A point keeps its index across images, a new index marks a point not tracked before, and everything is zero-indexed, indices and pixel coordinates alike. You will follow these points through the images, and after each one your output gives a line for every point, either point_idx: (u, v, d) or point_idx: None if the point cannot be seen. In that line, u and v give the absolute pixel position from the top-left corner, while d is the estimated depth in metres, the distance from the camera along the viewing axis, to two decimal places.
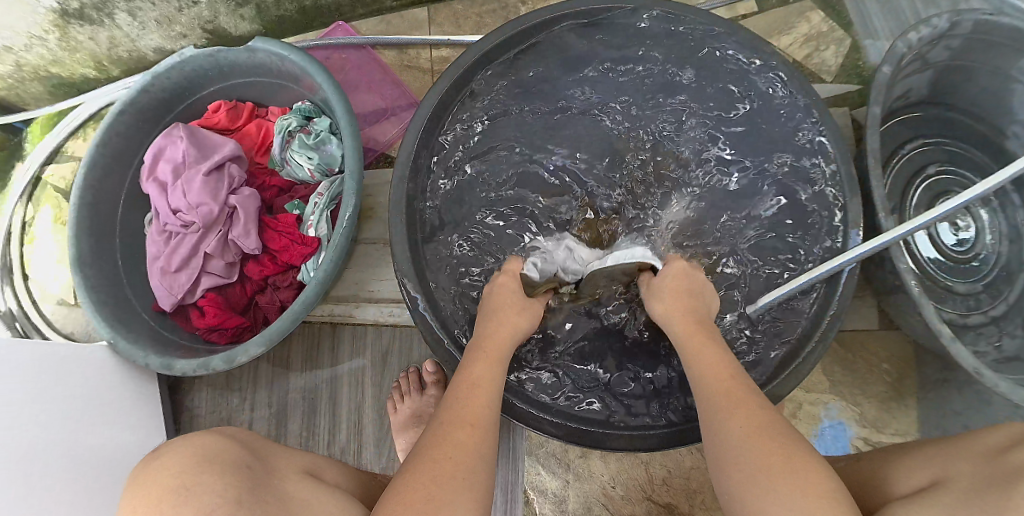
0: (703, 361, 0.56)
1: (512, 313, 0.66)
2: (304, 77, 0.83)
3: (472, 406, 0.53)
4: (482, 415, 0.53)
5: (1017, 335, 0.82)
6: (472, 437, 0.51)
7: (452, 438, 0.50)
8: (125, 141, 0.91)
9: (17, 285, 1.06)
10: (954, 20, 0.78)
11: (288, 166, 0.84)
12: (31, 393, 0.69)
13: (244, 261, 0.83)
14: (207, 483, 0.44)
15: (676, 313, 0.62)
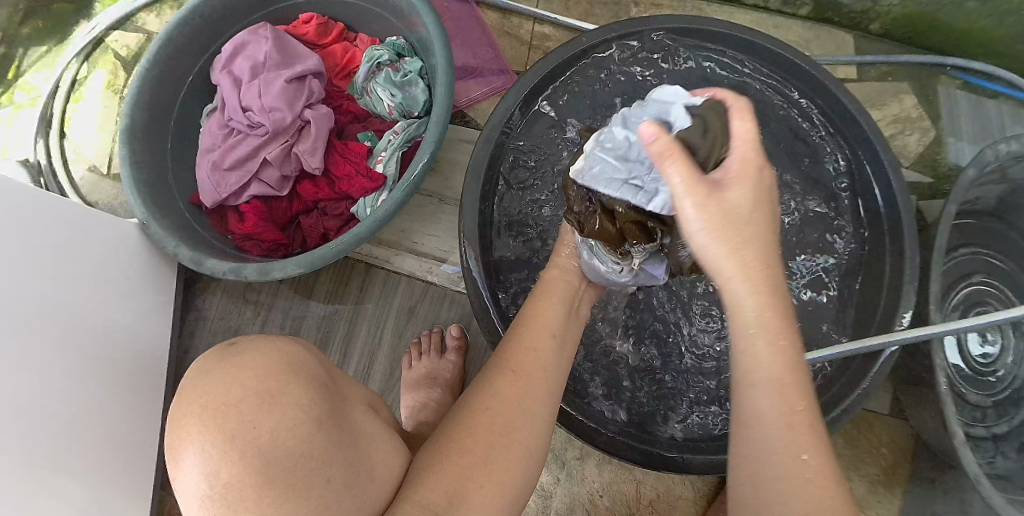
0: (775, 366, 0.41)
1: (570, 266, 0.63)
2: (409, 13, 0.81)
3: (520, 356, 0.51)
4: (531, 364, 0.51)
5: (1011, 457, 0.86)
6: (512, 386, 0.49)
7: (491, 389, 0.49)
8: (207, 26, 0.88)
9: (51, 140, 1.04)
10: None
11: (368, 97, 0.83)
12: (43, 244, 0.67)
13: (299, 179, 0.81)
14: (291, 395, 0.41)
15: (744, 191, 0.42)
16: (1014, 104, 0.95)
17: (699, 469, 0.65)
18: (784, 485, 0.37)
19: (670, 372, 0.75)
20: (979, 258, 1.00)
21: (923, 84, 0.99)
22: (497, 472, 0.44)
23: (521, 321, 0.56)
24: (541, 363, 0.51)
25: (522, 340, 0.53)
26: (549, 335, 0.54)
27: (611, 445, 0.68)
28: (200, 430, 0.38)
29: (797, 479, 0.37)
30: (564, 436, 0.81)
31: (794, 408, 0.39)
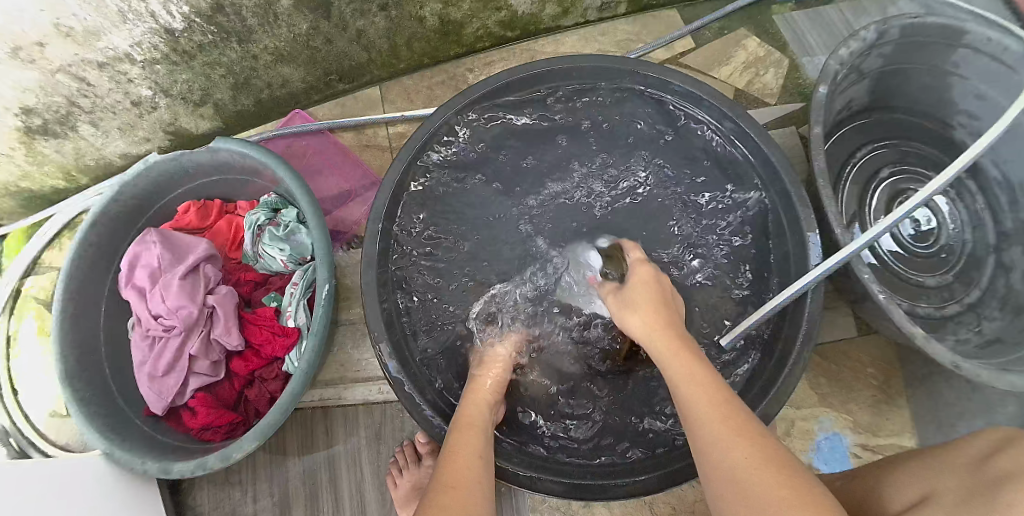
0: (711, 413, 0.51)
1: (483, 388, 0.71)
2: (267, 170, 0.86)
3: (452, 474, 0.56)
4: (463, 478, 0.55)
5: (995, 318, 0.83)
6: (457, 500, 0.52)
7: (439, 508, 0.50)
8: (100, 251, 0.92)
9: (4, 400, 1.05)
10: (883, 29, 0.79)
11: (262, 259, 0.86)
12: (32, 512, 0.68)
13: (229, 358, 0.85)
14: None
15: (639, 321, 0.64)
16: (847, 7, 0.99)
17: (682, 478, 0.68)
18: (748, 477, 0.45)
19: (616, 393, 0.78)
20: (888, 149, 0.95)
21: (760, 23, 1.00)
22: None
23: (450, 448, 0.60)
24: (478, 478, 0.56)
25: (456, 462, 0.57)
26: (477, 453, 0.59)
27: (598, 487, 0.69)
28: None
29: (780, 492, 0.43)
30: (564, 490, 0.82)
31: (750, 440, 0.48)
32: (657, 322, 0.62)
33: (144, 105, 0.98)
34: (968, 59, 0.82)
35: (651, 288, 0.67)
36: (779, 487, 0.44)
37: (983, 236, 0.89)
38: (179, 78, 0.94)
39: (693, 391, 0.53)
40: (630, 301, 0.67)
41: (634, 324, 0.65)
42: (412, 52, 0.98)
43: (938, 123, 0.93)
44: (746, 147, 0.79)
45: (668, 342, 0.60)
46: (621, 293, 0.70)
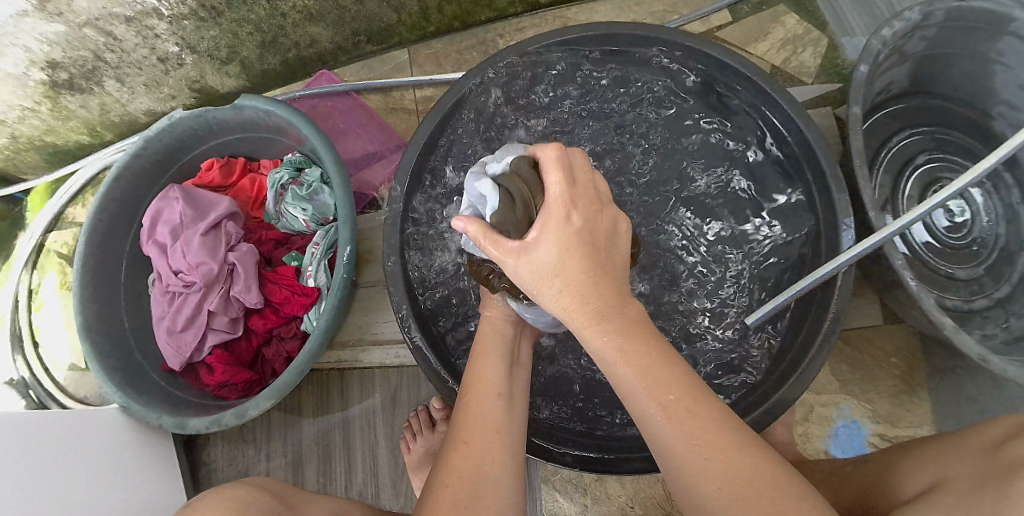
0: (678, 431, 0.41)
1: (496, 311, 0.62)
2: (292, 129, 0.85)
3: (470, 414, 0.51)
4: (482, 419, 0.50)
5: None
6: (468, 461, 0.47)
7: (450, 477, 0.45)
8: (124, 205, 0.92)
9: (26, 352, 1.06)
10: (928, 10, 0.74)
11: (284, 219, 0.86)
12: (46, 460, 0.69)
13: (247, 315, 0.85)
14: None
15: (558, 295, 0.45)
16: None
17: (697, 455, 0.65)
18: (717, 498, 0.38)
19: None
20: (925, 135, 0.90)
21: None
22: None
23: (465, 383, 0.54)
24: (493, 423, 0.50)
25: (471, 407, 0.51)
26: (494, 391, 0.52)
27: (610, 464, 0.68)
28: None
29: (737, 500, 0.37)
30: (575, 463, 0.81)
31: (728, 460, 0.39)
32: (607, 307, 0.45)
33: (170, 61, 0.97)
34: (1015, 48, 0.76)
35: (575, 256, 0.44)
36: (727, 490, 0.38)
37: (1018, 232, 0.82)
38: (205, 36, 0.93)
39: (632, 363, 0.44)
40: (515, 258, 0.47)
41: (547, 300, 0.46)
42: (442, 14, 0.96)
43: (977, 113, 0.86)
44: (775, 120, 0.77)
45: (621, 328, 0.45)
46: (526, 260, 0.46)
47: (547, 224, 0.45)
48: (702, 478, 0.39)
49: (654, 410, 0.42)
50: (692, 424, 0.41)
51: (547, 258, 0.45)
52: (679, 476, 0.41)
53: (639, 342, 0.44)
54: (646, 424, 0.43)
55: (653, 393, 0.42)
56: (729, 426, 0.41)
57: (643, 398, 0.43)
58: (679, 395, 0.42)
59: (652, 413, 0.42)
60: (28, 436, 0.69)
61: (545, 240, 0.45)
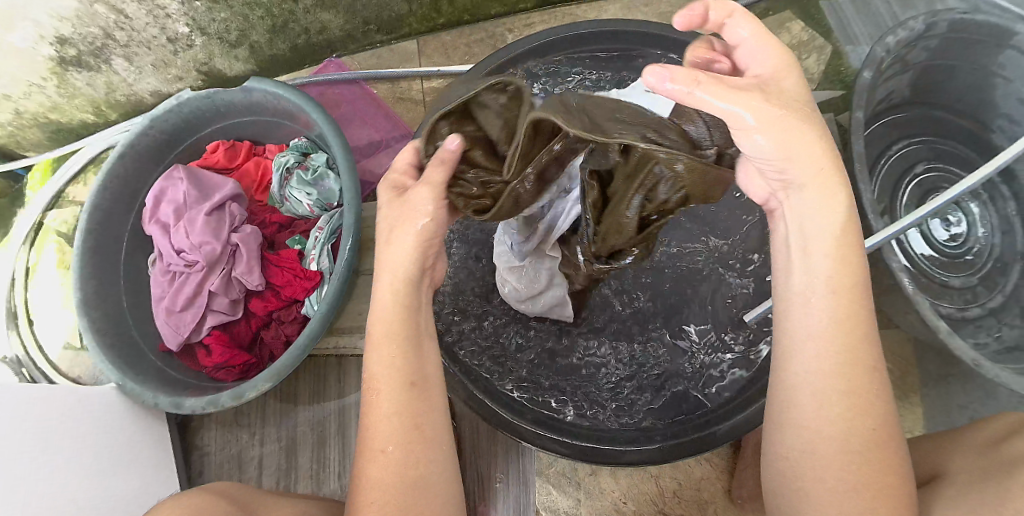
0: (837, 364, 0.44)
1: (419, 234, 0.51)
2: (300, 114, 0.86)
3: (389, 369, 0.49)
4: (399, 379, 0.49)
5: (1016, 325, 0.78)
6: (383, 471, 0.48)
7: (374, 491, 0.48)
8: (126, 184, 0.91)
9: (21, 328, 1.06)
10: (931, 20, 0.76)
11: (288, 202, 0.87)
12: (41, 435, 0.69)
13: (248, 298, 0.85)
14: None
15: (821, 165, 0.45)
16: None
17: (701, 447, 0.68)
18: (848, 433, 0.44)
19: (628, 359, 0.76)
20: (922, 146, 0.91)
21: (807, 7, 0.98)
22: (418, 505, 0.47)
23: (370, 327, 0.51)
24: (416, 416, 0.49)
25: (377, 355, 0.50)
26: (404, 381, 0.49)
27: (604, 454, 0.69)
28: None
29: (850, 449, 0.43)
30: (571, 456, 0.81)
31: (874, 433, 0.44)
32: (847, 227, 0.46)
33: (179, 42, 0.98)
34: (1016, 62, 0.78)
35: (794, 88, 0.47)
36: (845, 452, 0.43)
37: (1013, 242, 0.84)
38: (216, 18, 0.94)
39: (834, 318, 0.45)
40: (767, 95, 0.45)
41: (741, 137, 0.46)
42: (453, 7, 0.97)
43: (977, 126, 0.88)
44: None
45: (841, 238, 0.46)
46: (767, 87, 0.46)
47: (755, 50, 0.48)
48: (836, 414, 0.44)
49: (827, 329, 0.45)
50: (861, 378, 0.44)
51: (776, 72, 0.47)
52: (809, 396, 0.45)
53: (847, 272, 0.45)
54: (811, 336, 0.45)
55: (835, 361, 0.44)
56: (889, 440, 0.44)
57: (817, 356, 0.45)
58: (859, 344, 0.45)
59: (820, 329, 0.45)
60: (26, 414, 0.68)
61: (771, 61, 0.47)
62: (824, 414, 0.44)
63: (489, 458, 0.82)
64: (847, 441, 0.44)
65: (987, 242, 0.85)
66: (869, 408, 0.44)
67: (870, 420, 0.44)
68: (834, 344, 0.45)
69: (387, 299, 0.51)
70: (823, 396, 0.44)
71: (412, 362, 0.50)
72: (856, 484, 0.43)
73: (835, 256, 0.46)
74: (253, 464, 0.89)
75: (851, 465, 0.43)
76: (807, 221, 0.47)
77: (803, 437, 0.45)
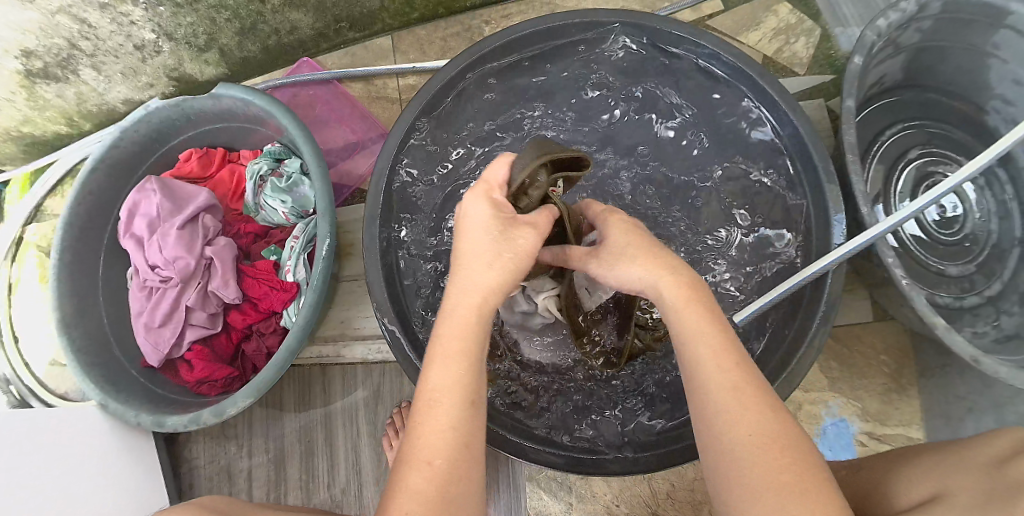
0: (724, 378, 0.42)
1: (495, 261, 0.48)
2: (271, 119, 0.83)
3: (453, 378, 0.44)
4: (463, 388, 0.44)
5: (1015, 312, 0.76)
6: (432, 483, 0.41)
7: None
8: (100, 198, 0.89)
9: (7, 345, 1.05)
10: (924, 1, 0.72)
11: (263, 211, 0.84)
12: (26, 456, 0.68)
13: (226, 310, 0.83)
14: None
15: (663, 274, 0.48)
16: None
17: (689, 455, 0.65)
18: (750, 441, 0.40)
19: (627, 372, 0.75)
20: (917, 130, 0.88)
21: None
22: None
23: (441, 332, 0.46)
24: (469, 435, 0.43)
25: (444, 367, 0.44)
26: (467, 398, 0.43)
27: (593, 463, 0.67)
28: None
29: (775, 456, 0.39)
30: None
31: (778, 441, 0.39)
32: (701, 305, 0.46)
33: (147, 49, 0.95)
34: (1011, 42, 0.74)
35: (696, 300, 0.46)
36: (775, 461, 0.39)
37: (1009, 228, 0.81)
38: (183, 22, 0.90)
39: (694, 336, 0.45)
40: (629, 249, 0.50)
41: (631, 272, 0.49)
42: (425, 1, 0.94)
43: (971, 108, 0.85)
44: (767, 112, 0.74)
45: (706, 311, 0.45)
46: (604, 245, 0.53)
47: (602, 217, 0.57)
48: (747, 427, 0.40)
49: (696, 344, 0.44)
50: (742, 385, 0.42)
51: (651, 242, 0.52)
52: (720, 421, 0.42)
53: (696, 304, 0.46)
54: (692, 361, 0.44)
55: (717, 375, 0.43)
56: (789, 439, 0.40)
57: (703, 378, 0.43)
58: (735, 357, 0.44)
59: (691, 346, 0.45)
60: (11, 438, 0.67)
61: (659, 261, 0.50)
62: (735, 427, 0.41)
63: (480, 465, 0.80)
64: (763, 448, 0.39)
65: (984, 228, 0.83)
66: (772, 413, 0.41)
67: (778, 426, 0.40)
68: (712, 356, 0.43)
69: (465, 304, 0.47)
70: (705, 410, 0.43)
71: (472, 379, 0.45)
72: (775, 493, 0.38)
73: (681, 299, 0.46)
74: (242, 476, 0.88)
75: (767, 471, 0.38)
76: (660, 294, 0.47)
77: (725, 469, 0.41)
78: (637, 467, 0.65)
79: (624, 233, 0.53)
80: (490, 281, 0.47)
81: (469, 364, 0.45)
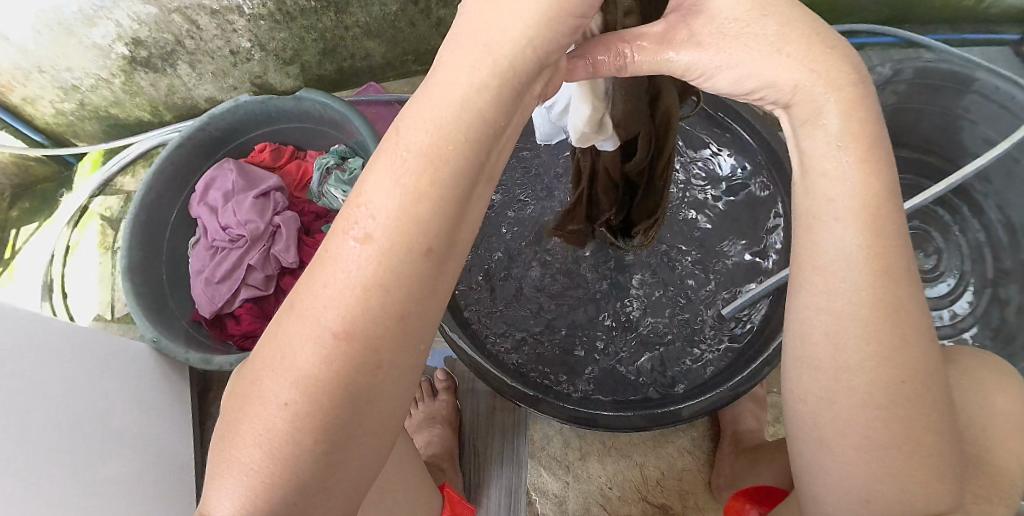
0: (860, 311, 0.35)
1: (473, 89, 0.31)
2: (344, 124, 0.97)
3: (352, 306, 0.31)
4: (368, 315, 0.31)
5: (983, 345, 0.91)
6: (341, 358, 0.32)
7: (271, 396, 0.33)
8: (178, 170, 1.01)
9: (55, 300, 1.16)
10: (896, 66, 0.95)
11: (325, 198, 0.97)
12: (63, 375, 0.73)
13: (280, 276, 0.93)
14: None
15: (818, 73, 0.34)
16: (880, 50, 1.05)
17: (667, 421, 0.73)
18: (861, 375, 0.36)
19: (631, 346, 0.85)
20: (897, 184, 0.99)
21: None
22: (348, 436, 0.34)
23: (369, 210, 0.31)
24: (371, 359, 0.32)
25: (350, 272, 0.31)
26: (390, 311, 0.31)
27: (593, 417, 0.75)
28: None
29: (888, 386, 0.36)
30: (562, 441, 0.88)
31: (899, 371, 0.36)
32: (867, 162, 0.34)
33: (240, 55, 1.10)
34: (977, 104, 0.94)
35: (863, 129, 0.34)
36: (900, 380, 0.36)
37: (983, 271, 0.95)
38: (276, 37, 1.06)
39: (848, 273, 0.35)
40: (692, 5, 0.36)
41: (758, 52, 0.35)
42: None
43: (942, 160, 0.98)
44: (751, 140, 0.87)
45: (872, 235, 0.35)
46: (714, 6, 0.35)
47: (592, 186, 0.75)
48: (857, 359, 0.36)
49: (851, 311, 0.36)
50: (884, 305, 0.35)
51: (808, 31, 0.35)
52: (822, 340, 0.37)
53: (873, 195, 0.35)
54: (836, 316, 0.36)
55: (863, 301, 0.35)
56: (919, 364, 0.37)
57: (843, 296, 0.36)
58: (889, 289, 0.35)
59: (846, 303, 0.36)
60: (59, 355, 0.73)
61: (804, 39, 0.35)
62: (841, 354, 0.37)
63: (487, 439, 0.90)
64: (883, 380, 0.36)
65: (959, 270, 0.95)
66: (901, 344, 0.36)
67: (902, 358, 0.36)
68: (864, 282, 0.35)
69: (388, 177, 0.31)
70: (820, 327, 0.38)
71: (403, 280, 0.31)
72: (892, 414, 0.37)
73: (857, 164, 0.34)
74: None
75: (872, 400, 0.37)
76: (813, 110, 0.35)
77: (822, 391, 0.38)
78: (638, 423, 0.74)
79: (759, 36, 0.35)
80: (453, 118, 0.31)
81: (416, 249, 0.31)
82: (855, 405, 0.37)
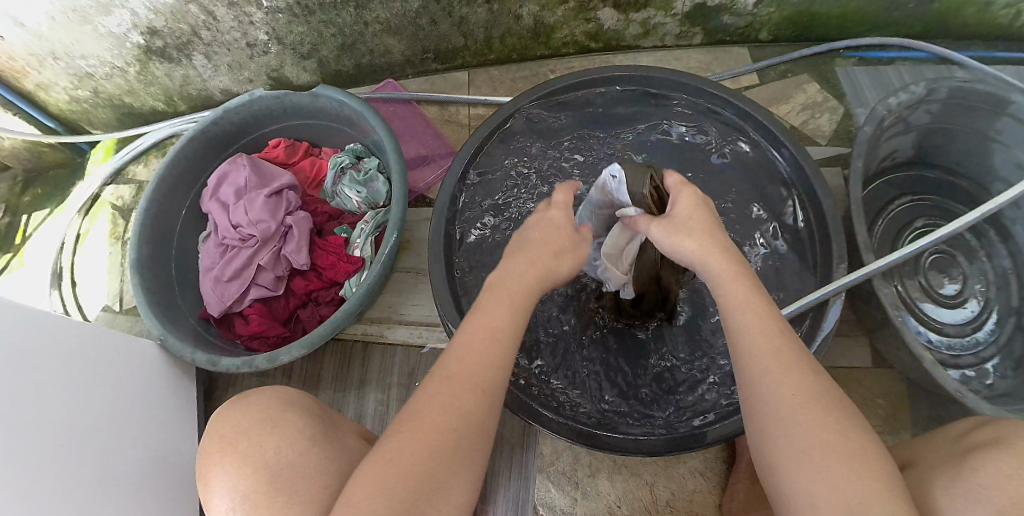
0: (798, 413, 0.48)
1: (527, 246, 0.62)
2: (360, 121, 0.95)
3: (447, 403, 0.50)
4: (449, 418, 0.49)
5: (1009, 376, 0.88)
6: (424, 452, 0.47)
7: (366, 488, 0.46)
8: (191, 164, 1.00)
9: (65, 289, 1.16)
10: (932, 86, 0.84)
11: (338, 198, 0.95)
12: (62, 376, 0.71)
13: (290, 277, 0.92)
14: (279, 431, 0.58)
15: (712, 249, 0.58)
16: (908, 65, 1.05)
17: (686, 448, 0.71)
18: (822, 460, 0.46)
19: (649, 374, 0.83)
20: (923, 204, 0.99)
21: (823, 70, 1.07)
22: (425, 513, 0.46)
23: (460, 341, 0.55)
24: (452, 445, 0.49)
25: (447, 387, 0.51)
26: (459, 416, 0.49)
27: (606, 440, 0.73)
28: (229, 459, 0.56)
29: (852, 474, 0.45)
30: (572, 457, 0.86)
31: (850, 453, 0.46)
32: (752, 296, 0.55)
33: (256, 48, 1.08)
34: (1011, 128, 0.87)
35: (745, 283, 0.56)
36: (862, 477, 0.45)
37: (1008, 298, 0.91)
38: (294, 31, 1.04)
39: (783, 391, 0.49)
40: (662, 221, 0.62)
41: (689, 246, 0.59)
42: (504, 44, 1.09)
43: (975, 187, 0.96)
44: (782, 158, 0.85)
45: (779, 360, 0.51)
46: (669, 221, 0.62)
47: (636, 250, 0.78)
48: (815, 446, 0.47)
49: (795, 415, 0.48)
50: (813, 408, 0.48)
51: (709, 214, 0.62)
52: (792, 441, 0.48)
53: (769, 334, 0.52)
54: (786, 421, 0.48)
55: (795, 406, 0.49)
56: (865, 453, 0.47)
57: (777, 406, 0.49)
58: (812, 394, 0.49)
59: (788, 407, 0.49)
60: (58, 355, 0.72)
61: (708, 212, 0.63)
62: (805, 442, 0.47)
63: (495, 452, 0.87)
64: (845, 474, 0.45)
65: (984, 296, 0.92)
66: (840, 434, 0.47)
67: (843, 443, 0.47)
68: (789, 398, 0.49)
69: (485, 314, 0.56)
70: (784, 428, 0.48)
71: (471, 401, 0.50)
72: (855, 498, 0.44)
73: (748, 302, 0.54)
74: None
75: (838, 477, 0.45)
76: (707, 271, 0.58)
77: (798, 476, 0.47)
78: (656, 448, 0.71)
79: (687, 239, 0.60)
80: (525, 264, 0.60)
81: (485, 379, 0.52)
82: (825, 489, 0.45)
